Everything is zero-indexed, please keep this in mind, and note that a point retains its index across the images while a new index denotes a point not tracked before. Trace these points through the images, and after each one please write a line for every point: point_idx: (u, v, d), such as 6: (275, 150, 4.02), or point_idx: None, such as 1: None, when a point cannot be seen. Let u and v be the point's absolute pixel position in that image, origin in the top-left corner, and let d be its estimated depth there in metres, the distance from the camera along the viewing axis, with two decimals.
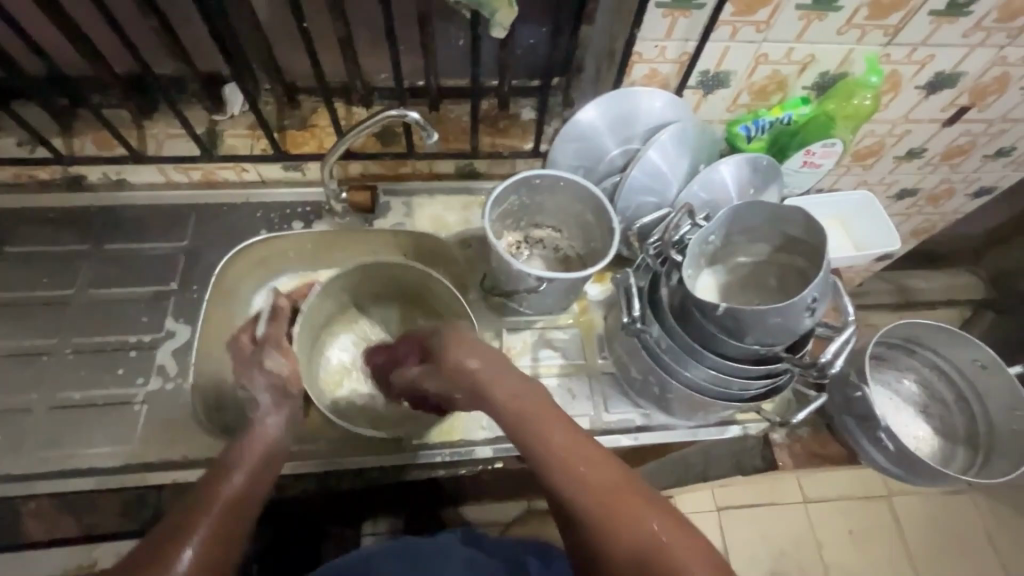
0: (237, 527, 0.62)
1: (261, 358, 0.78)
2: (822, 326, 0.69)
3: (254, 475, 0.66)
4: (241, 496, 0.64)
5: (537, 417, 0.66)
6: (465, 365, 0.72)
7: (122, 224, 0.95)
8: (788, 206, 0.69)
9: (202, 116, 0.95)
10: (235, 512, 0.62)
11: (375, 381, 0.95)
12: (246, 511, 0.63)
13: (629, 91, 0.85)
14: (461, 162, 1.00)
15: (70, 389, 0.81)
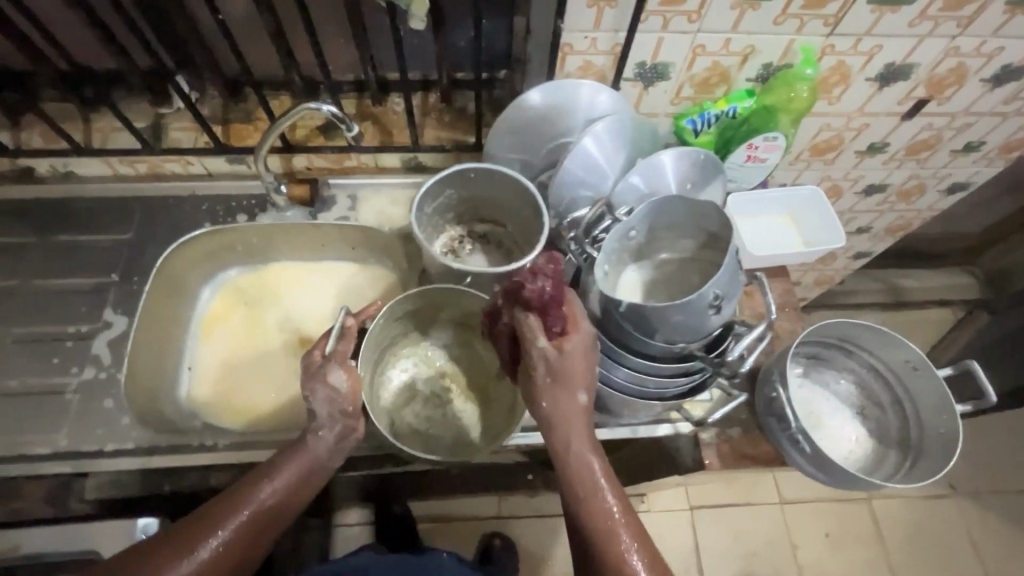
0: (258, 539, 0.64)
1: (323, 371, 0.68)
2: (739, 324, 0.69)
3: (291, 490, 0.66)
4: (266, 512, 0.64)
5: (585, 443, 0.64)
6: (559, 387, 0.65)
7: (68, 216, 0.96)
8: (703, 201, 0.68)
9: (147, 110, 0.96)
10: (262, 522, 0.64)
11: (440, 412, 0.87)
12: (270, 524, 0.65)
13: (563, 84, 0.83)
14: (406, 156, 1.00)
15: (8, 378, 0.82)
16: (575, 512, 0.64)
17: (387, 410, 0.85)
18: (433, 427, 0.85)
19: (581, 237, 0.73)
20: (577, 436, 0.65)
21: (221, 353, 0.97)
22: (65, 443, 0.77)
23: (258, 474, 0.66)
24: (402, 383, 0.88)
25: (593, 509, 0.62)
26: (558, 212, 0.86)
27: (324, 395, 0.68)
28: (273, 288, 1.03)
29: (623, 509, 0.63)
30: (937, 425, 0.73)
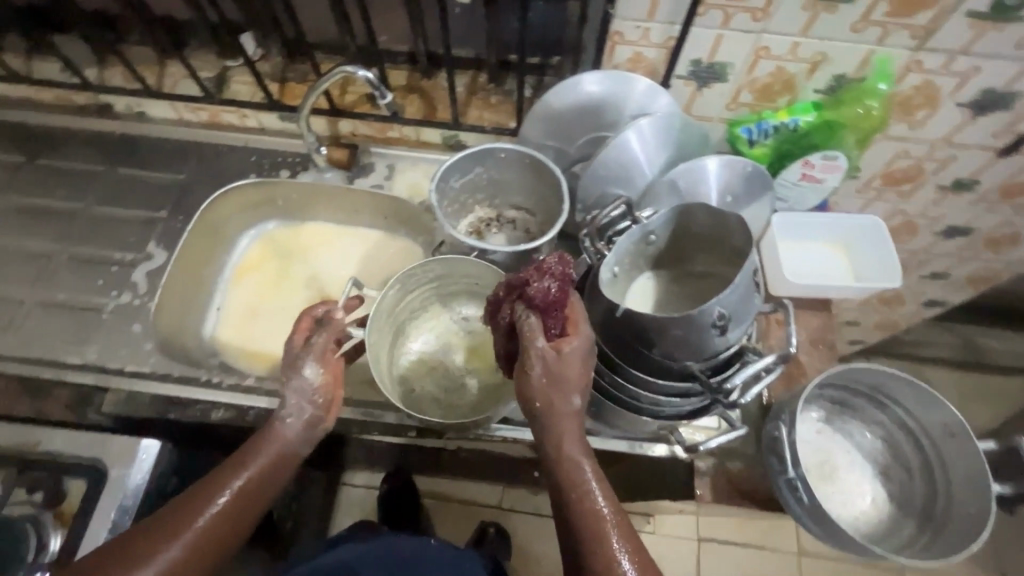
0: (240, 522, 0.63)
1: (296, 361, 0.70)
2: (752, 352, 0.64)
3: (264, 471, 0.65)
4: (241, 497, 0.63)
5: (575, 445, 0.60)
6: (552, 386, 0.60)
7: (135, 152, 1.03)
8: (732, 213, 0.63)
9: (214, 62, 1.02)
10: (239, 510, 0.63)
11: (456, 384, 0.82)
12: (252, 505, 0.64)
13: (610, 73, 0.80)
14: (447, 133, 1.00)
15: (57, 290, 0.90)
16: (566, 521, 0.58)
17: (405, 376, 0.82)
18: (450, 395, 0.82)
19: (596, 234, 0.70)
20: (571, 440, 0.60)
21: (247, 298, 1.02)
22: (95, 358, 0.84)
23: (233, 460, 0.66)
24: (420, 353, 0.84)
25: (587, 518, 0.57)
26: (584, 206, 0.83)
27: (295, 384, 0.69)
28: (304, 243, 1.07)
29: (619, 518, 0.58)
30: (969, 503, 0.66)
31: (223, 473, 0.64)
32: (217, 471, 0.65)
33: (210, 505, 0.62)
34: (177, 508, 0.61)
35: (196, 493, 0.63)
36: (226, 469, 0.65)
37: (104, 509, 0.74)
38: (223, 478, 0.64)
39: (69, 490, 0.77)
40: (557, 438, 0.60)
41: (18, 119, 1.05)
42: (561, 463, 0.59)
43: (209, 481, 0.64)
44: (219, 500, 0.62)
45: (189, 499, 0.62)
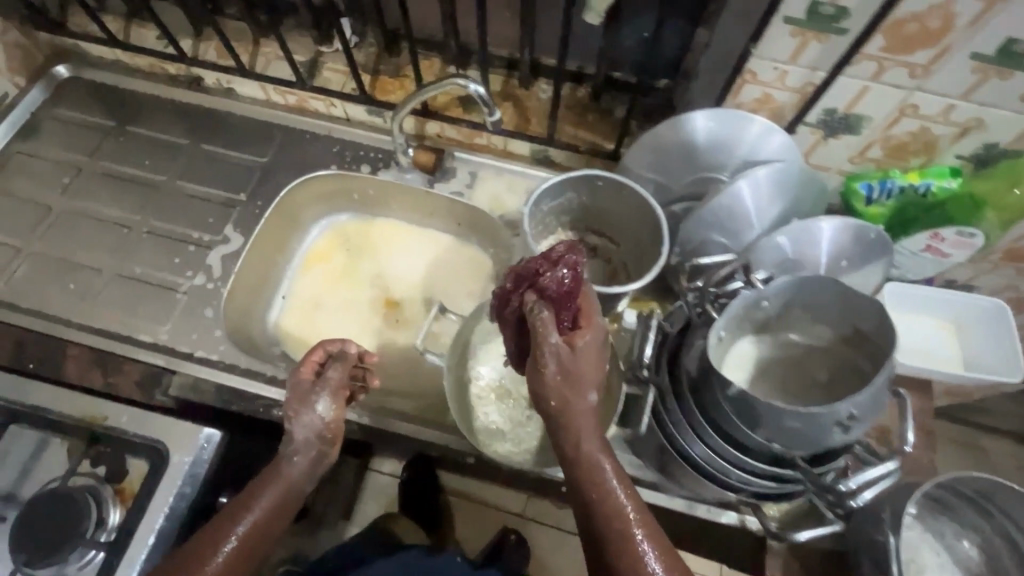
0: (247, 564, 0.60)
1: (312, 399, 0.69)
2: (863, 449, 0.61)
3: (270, 513, 0.63)
4: (249, 539, 0.61)
5: (592, 441, 0.56)
6: (567, 384, 0.56)
7: (220, 128, 1.02)
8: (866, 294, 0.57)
9: (309, 46, 1.00)
10: (246, 555, 0.60)
11: (523, 416, 0.79)
12: (259, 546, 0.61)
13: (728, 112, 0.74)
14: (536, 147, 0.95)
15: (135, 264, 0.90)
16: (593, 532, 0.54)
17: (470, 404, 0.79)
18: (517, 429, 0.78)
19: (709, 294, 0.64)
20: (591, 438, 0.56)
21: (314, 290, 1.01)
22: (167, 338, 0.85)
23: (233, 507, 0.62)
24: (489, 378, 0.81)
25: (614, 525, 0.53)
26: (682, 250, 0.77)
27: (307, 421, 0.68)
28: (376, 241, 1.05)
29: (647, 521, 0.53)
30: None
31: (223, 521, 0.61)
32: (216, 520, 0.62)
33: (216, 556, 0.58)
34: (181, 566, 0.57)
35: (199, 548, 0.59)
36: (225, 516, 0.61)
37: (162, 495, 0.73)
38: (226, 525, 0.61)
39: (131, 469, 0.78)
40: (576, 441, 0.56)
41: (111, 82, 1.05)
42: (582, 467, 0.55)
43: (210, 532, 0.60)
44: (225, 548, 0.59)
45: (192, 554, 0.58)
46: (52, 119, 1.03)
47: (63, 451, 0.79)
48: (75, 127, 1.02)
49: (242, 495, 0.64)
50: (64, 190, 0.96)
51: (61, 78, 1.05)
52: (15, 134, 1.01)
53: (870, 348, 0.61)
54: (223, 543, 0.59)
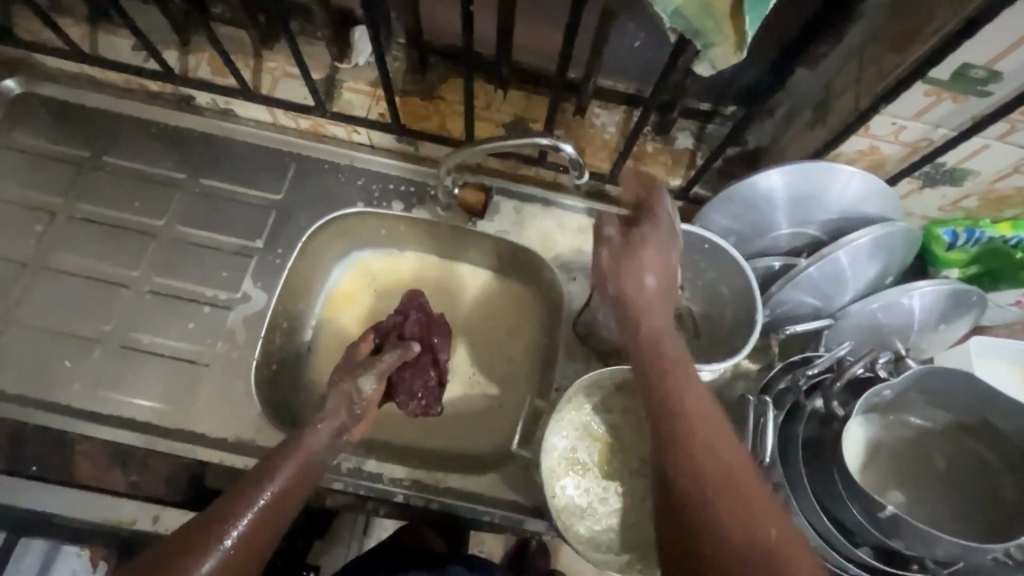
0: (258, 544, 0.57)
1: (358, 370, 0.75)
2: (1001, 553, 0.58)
3: (289, 484, 0.62)
4: (269, 509, 0.60)
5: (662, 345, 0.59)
6: (640, 298, 0.61)
7: (221, 158, 0.87)
8: (1013, 400, 0.56)
9: (323, 59, 0.85)
10: (264, 528, 0.58)
11: (602, 491, 0.75)
12: (274, 521, 0.60)
13: (829, 168, 0.67)
14: (589, 181, 0.86)
15: (140, 332, 0.77)
16: (677, 441, 0.52)
17: (549, 481, 0.72)
18: (598, 504, 0.74)
19: (834, 390, 0.60)
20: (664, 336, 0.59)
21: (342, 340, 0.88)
22: (190, 423, 0.73)
23: (257, 475, 0.62)
24: (564, 453, 0.75)
25: (683, 414, 0.53)
26: (772, 312, 0.72)
27: (347, 390, 0.73)
28: (404, 279, 0.92)
29: (746, 467, 0.50)
30: None
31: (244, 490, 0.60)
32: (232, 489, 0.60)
33: (231, 529, 0.56)
34: (201, 530, 0.55)
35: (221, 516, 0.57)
36: (249, 483, 0.60)
37: None
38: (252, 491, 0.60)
39: None
40: (661, 356, 0.58)
41: (75, 99, 0.87)
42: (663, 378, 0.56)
43: (231, 501, 0.58)
44: (242, 523, 0.57)
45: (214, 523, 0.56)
46: (6, 149, 0.85)
47: (85, 561, 0.72)
48: (38, 159, 0.85)
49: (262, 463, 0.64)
50: (37, 243, 0.81)
51: (11, 95, 0.86)
52: None
53: (998, 441, 0.60)
54: (239, 516, 0.57)
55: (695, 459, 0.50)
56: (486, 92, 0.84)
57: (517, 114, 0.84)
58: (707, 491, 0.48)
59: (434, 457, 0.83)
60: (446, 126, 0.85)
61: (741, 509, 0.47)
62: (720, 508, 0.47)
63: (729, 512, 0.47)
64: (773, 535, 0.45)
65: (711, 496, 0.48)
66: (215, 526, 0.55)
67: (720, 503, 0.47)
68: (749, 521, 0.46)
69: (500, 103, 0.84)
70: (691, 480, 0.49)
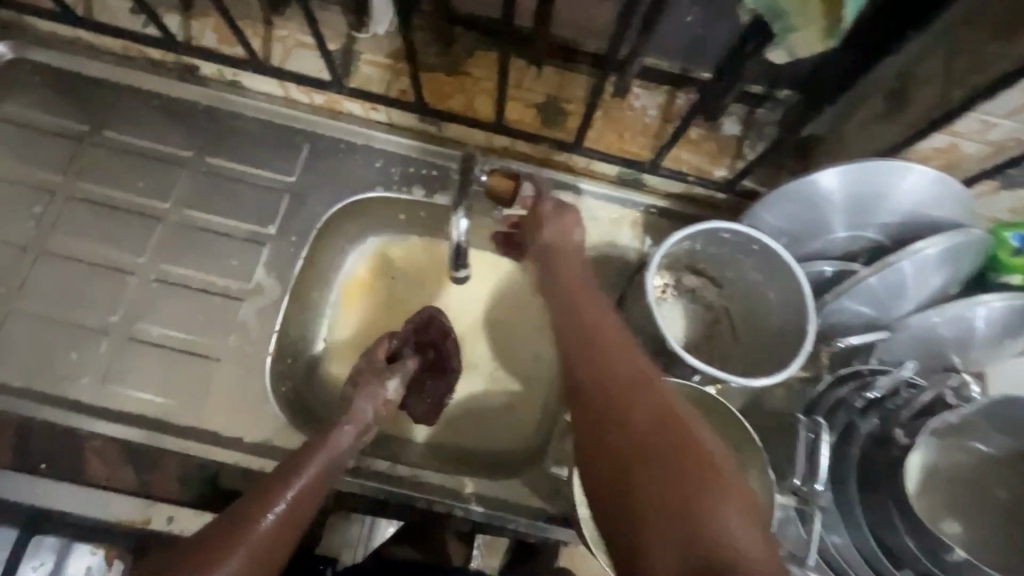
0: (264, 567, 0.56)
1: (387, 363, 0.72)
2: None
3: (317, 477, 0.63)
4: (301, 499, 0.61)
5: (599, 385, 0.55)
6: (571, 319, 0.63)
7: (228, 135, 0.81)
8: None
9: (339, 27, 0.77)
10: (292, 519, 0.59)
11: None
12: (282, 545, 0.58)
13: (901, 167, 0.62)
14: (626, 169, 0.80)
15: (148, 324, 0.73)
16: (624, 393, 0.54)
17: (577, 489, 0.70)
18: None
19: (900, 417, 0.57)
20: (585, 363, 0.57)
21: (358, 333, 0.84)
22: (204, 421, 0.70)
23: (272, 493, 0.60)
24: None
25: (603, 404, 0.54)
26: (823, 322, 0.67)
27: (375, 391, 0.71)
28: (425, 271, 0.86)
29: (687, 438, 0.49)
30: None
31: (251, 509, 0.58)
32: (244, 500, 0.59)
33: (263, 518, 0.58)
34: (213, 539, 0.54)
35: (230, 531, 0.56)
36: (260, 504, 0.58)
37: None
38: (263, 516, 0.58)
39: None
40: (603, 348, 0.58)
41: (73, 68, 0.81)
42: (603, 347, 0.58)
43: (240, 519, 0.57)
44: (273, 512, 0.58)
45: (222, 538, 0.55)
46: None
47: (99, 561, 0.70)
48: (33, 133, 0.79)
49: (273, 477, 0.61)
50: (37, 224, 0.76)
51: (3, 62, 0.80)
52: None
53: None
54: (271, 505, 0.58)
55: (628, 413, 0.52)
56: (517, 69, 0.77)
57: (550, 94, 0.78)
58: (642, 453, 0.49)
59: (454, 457, 0.81)
60: (473, 105, 0.78)
61: (675, 469, 0.47)
62: (651, 466, 0.48)
63: (664, 475, 0.47)
64: (702, 492, 0.46)
65: (639, 465, 0.49)
66: (245, 518, 0.57)
67: (657, 461, 0.48)
68: (687, 475, 0.47)
69: (533, 81, 0.77)
70: (627, 407, 0.52)
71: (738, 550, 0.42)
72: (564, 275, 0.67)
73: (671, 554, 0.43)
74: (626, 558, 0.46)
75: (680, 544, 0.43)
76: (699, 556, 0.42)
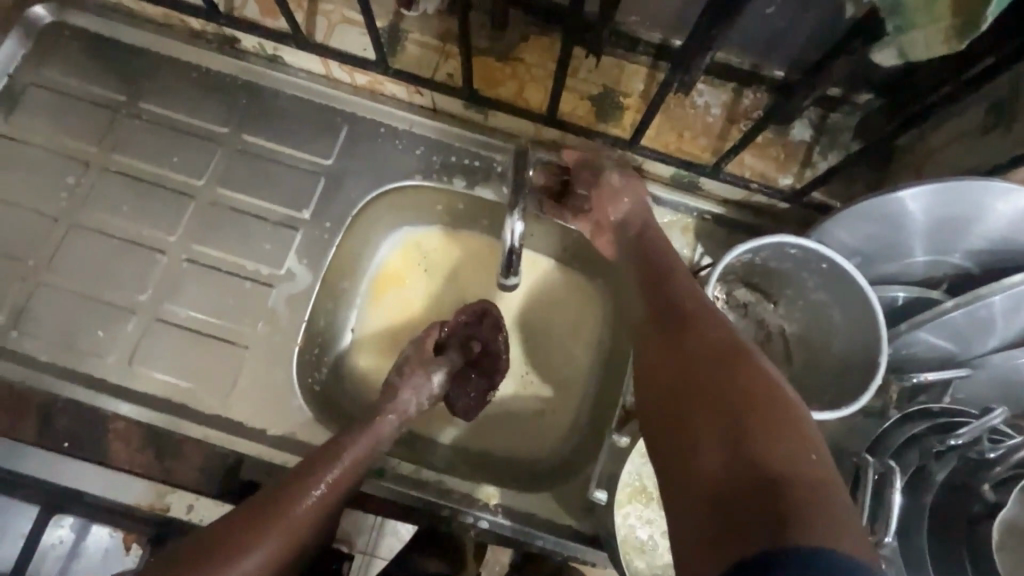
0: (298, 541, 0.59)
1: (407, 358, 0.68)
2: None
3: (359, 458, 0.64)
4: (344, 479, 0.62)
5: (675, 349, 0.54)
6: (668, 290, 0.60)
7: (266, 113, 0.78)
8: None
9: (386, 3, 0.73)
10: (335, 494, 0.62)
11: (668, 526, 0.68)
12: (319, 520, 0.60)
13: (1005, 189, 0.55)
14: (683, 172, 0.74)
15: (176, 306, 0.71)
16: (731, 361, 0.49)
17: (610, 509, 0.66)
18: (660, 539, 0.67)
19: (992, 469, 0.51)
20: (675, 325, 0.56)
21: (389, 325, 0.81)
22: (229, 408, 0.69)
23: (300, 491, 0.59)
24: (630, 484, 0.67)
25: (676, 367, 0.52)
26: (894, 351, 0.62)
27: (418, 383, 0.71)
28: (462, 265, 0.82)
29: (798, 418, 0.45)
30: None
31: (276, 504, 0.58)
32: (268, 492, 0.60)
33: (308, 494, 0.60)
34: (260, 515, 0.57)
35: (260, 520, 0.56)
36: (289, 498, 0.59)
37: None
38: (290, 512, 0.58)
39: None
40: (705, 321, 0.55)
41: (112, 35, 0.78)
42: (701, 326, 0.54)
43: (267, 512, 0.57)
44: (316, 490, 0.60)
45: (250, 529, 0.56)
46: (34, 86, 0.77)
47: (116, 543, 0.69)
48: (70, 101, 0.77)
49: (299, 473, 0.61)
50: (69, 196, 0.74)
51: (41, 26, 0.78)
52: None
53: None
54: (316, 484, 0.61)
55: (704, 373, 0.50)
56: (573, 56, 0.72)
57: (607, 85, 0.72)
58: (746, 416, 0.45)
59: (481, 463, 0.77)
60: (522, 94, 0.73)
61: (781, 438, 0.42)
62: (756, 428, 0.43)
63: (767, 437, 0.43)
64: (809, 469, 0.41)
65: (702, 428, 0.46)
66: (290, 495, 0.59)
67: (764, 425, 0.43)
68: (794, 448, 0.42)
69: (589, 71, 0.72)
70: (731, 373, 0.48)
71: (845, 529, 0.36)
72: (649, 258, 0.65)
73: (733, 512, 0.39)
74: (704, 512, 0.41)
75: (776, 507, 0.38)
76: (796, 516, 0.37)
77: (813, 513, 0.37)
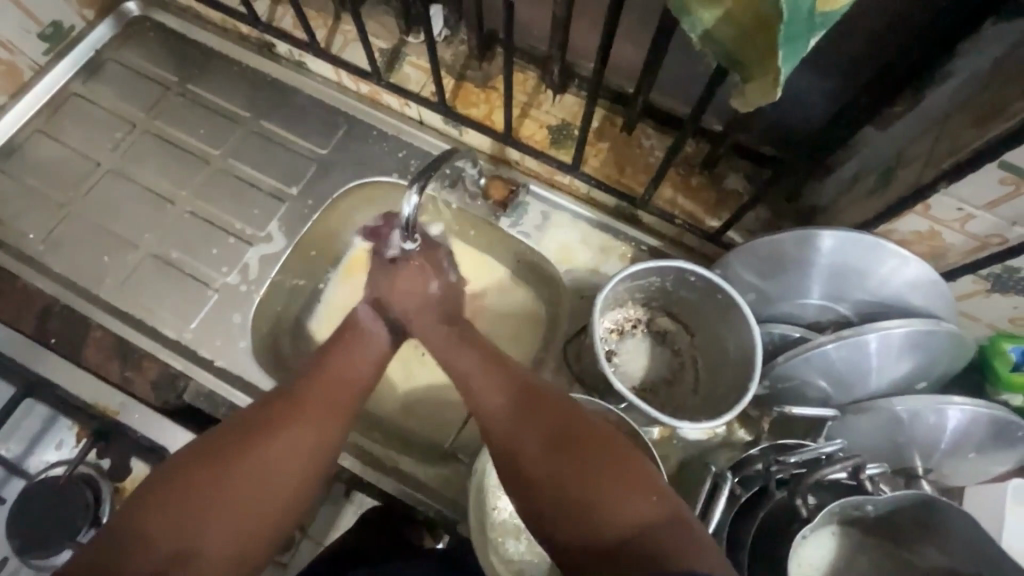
0: (305, 470, 0.55)
1: None
2: None
3: (343, 379, 0.62)
4: (334, 401, 0.60)
5: (501, 426, 0.55)
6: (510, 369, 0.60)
7: (284, 106, 0.93)
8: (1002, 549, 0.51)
9: (394, 31, 0.88)
10: (332, 412, 0.59)
11: None
12: (321, 441, 0.57)
13: (873, 243, 0.60)
14: (622, 202, 0.82)
15: (171, 247, 0.84)
16: (556, 435, 0.52)
17: (492, 490, 0.71)
18: None
19: (806, 486, 0.54)
20: (495, 402, 0.57)
21: None
22: (190, 338, 0.80)
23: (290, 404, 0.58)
24: None
25: (505, 445, 0.54)
26: (773, 385, 0.65)
27: None
28: None
29: (622, 455, 0.50)
30: None
31: (260, 421, 0.56)
32: (254, 409, 0.57)
33: (299, 414, 0.57)
34: (249, 431, 0.54)
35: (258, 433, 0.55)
36: (277, 412, 0.57)
37: None
38: (277, 424, 0.56)
39: (134, 468, 0.75)
40: (523, 393, 0.57)
41: (181, 31, 0.97)
42: (539, 398, 0.56)
43: (251, 432, 0.54)
44: (301, 409, 0.57)
45: (241, 448, 0.53)
46: (113, 60, 0.95)
47: (70, 434, 0.77)
48: (136, 76, 0.94)
49: (284, 390, 0.59)
50: (114, 147, 0.90)
51: (129, 16, 0.97)
52: (76, 73, 0.94)
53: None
54: (300, 402, 0.58)
55: (537, 450, 0.52)
56: (539, 91, 0.84)
57: (563, 119, 0.83)
58: (590, 485, 0.48)
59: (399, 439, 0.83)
60: (491, 117, 0.85)
61: (621, 491, 0.47)
62: (600, 490, 0.48)
63: (613, 495, 0.47)
64: (648, 503, 0.47)
65: (557, 504, 0.49)
66: (275, 414, 0.56)
67: (606, 484, 0.48)
68: (632, 492, 0.47)
69: (549, 105, 0.83)
70: (562, 447, 0.51)
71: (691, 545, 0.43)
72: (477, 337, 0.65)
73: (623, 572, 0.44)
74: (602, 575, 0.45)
75: (649, 555, 0.43)
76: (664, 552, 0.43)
77: (669, 540, 0.44)
